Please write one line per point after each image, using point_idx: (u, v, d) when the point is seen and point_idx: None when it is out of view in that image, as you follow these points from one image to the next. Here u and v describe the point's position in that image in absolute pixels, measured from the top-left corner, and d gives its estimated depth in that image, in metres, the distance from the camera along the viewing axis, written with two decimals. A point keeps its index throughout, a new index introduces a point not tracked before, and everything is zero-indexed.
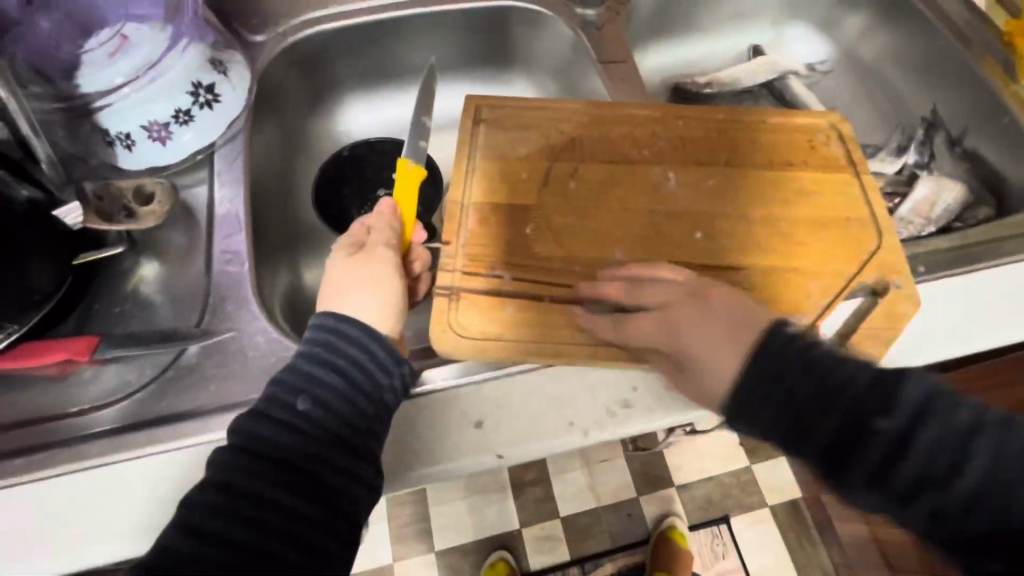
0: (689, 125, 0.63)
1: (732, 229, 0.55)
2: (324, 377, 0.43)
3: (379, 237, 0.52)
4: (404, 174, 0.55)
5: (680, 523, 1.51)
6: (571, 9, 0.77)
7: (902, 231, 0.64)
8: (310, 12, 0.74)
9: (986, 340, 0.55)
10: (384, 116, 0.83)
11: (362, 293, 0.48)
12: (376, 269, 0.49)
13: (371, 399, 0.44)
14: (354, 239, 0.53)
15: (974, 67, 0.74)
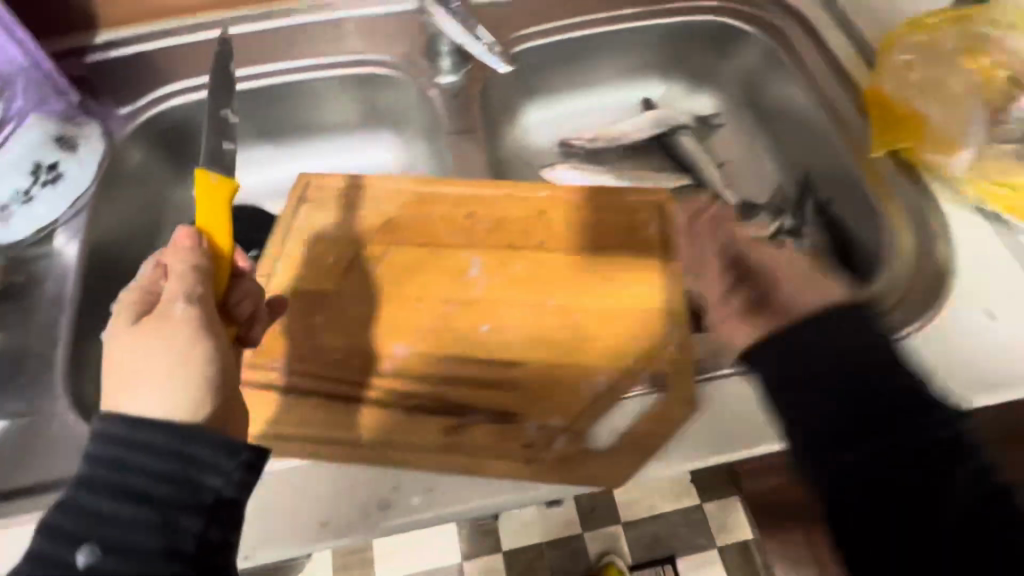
0: (511, 204, 0.63)
1: (521, 321, 0.55)
2: (137, 476, 0.37)
3: (143, 287, 0.44)
4: (205, 190, 0.49)
5: (620, 561, 1.45)
6: (432, 76, 0.78)
7: None
8: (173, 83, 0.76)
9: None
10: (262, 176, 0.85)
11: (161, 368, 0.40)
12: (178, 338, 0.41)
13: (191, 511, 0.38)
14: (147, 295, 0.44)
15: (833, 132, 0.72)
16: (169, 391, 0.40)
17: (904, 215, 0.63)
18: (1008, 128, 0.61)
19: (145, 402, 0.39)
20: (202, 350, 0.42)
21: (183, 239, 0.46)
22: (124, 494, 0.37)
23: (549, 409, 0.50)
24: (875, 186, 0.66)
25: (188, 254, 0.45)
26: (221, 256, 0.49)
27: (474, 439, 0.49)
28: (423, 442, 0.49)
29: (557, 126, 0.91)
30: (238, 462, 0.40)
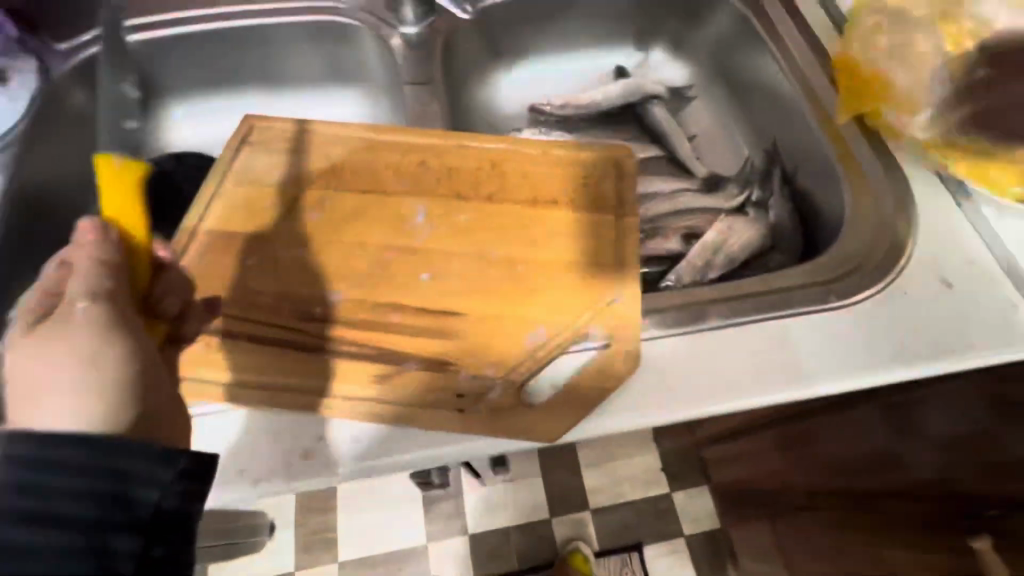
0: (464, 154, 0.60)
1: (465, 270, 0.52)
2: (58, 497, 0.32)
3: (80, 284, 0.37)
4: (106, 176, 0.42)
5: (586, 548, 1.40)
6: (393, 28, 0.75)
7: (686, 275, 0.63)
8: (117, 22, 0.72)
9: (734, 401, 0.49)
10: (215, 126, 0.82)
11: (60, 372, 0.34)
12: (64, 343, 0.35)
13: (85, 539, 0.32)
14: (44, 300, 0.37)
15: (800, 100, 0.70)
16: (79, 398, 0.34)
17: (864, 181, 0.62)
18: (973, 98, 0.60)
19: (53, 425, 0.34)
20: (110, 351, 0.35)
21: (87, 235, 0.38)
22: (50, 523, 0.31)
23: (488, 360, 0.48)
24: (840, 154, 0.64)
25: (90, 248, 0.38)
26: (139, 246, 0.41)
27: (405, 386, 0.47)
28: (351, 389, 0.46)
29: (525, 90, 0.88)
30: (176, 471, 0.35)
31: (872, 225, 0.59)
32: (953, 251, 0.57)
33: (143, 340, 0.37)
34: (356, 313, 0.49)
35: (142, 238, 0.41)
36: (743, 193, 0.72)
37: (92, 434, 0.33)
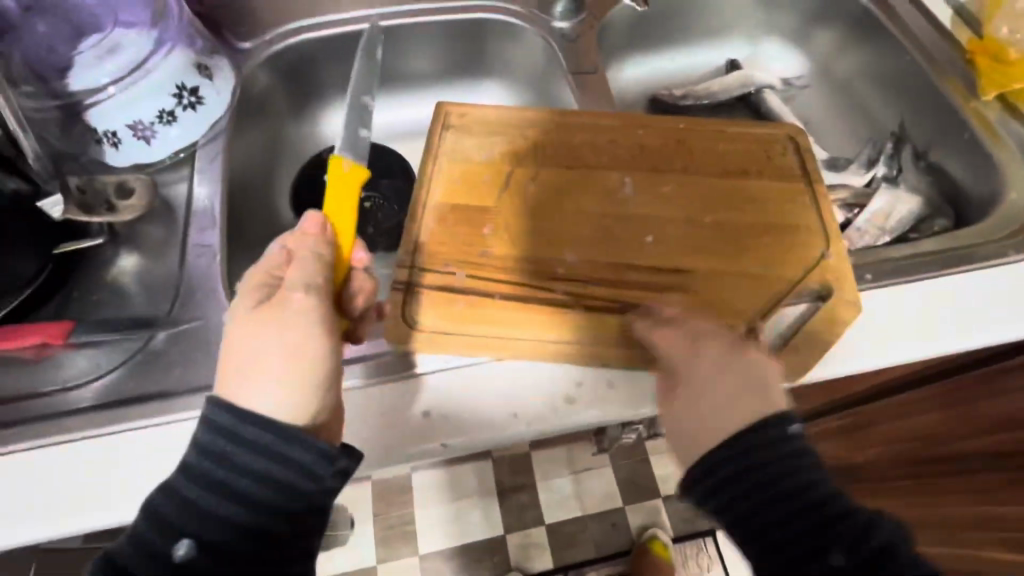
0: (652, 133, 0.65)
1: (683, 234, 0.57)
2: (245, 474, 0.39)
3: (298, 274, 0.44)
4: (338, 175, 0.52)
5: (663, 534, 1.35)
6: (549, 21, 0.80)
7: (860, 241, 0.66)
8: (297, 21, 0.77)
9: (936, 346, 0.55)
10: (372, 122, 0.86)
11: (273, 366, 0.41)
12: (292, 333, 0.42)
13: (223, 495, 0.39)
14: (271, 277, 0.45)
15: (937, 82, 0.76)
16: (292, 387, 0.41)
17: (1007, 151, 0.69)
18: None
19: (265, 401, 0.41)
20: (317, 348, 0.42)
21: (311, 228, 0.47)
22: (221, 491, 0.39)
23: (722, 312, 0.53)
24: (983, 129, 0.71)
25: (311, 241, 0.46)
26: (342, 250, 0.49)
27: (653, 336, 0.51)
28: (607, 339, 0.51)
29: (645, 83, 0.94)
30: (335, 470, 0.41)
31: None
32: None
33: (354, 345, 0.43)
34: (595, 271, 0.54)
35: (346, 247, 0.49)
36: (869, 171, 0.78)
37: (289, 426, 0.40)
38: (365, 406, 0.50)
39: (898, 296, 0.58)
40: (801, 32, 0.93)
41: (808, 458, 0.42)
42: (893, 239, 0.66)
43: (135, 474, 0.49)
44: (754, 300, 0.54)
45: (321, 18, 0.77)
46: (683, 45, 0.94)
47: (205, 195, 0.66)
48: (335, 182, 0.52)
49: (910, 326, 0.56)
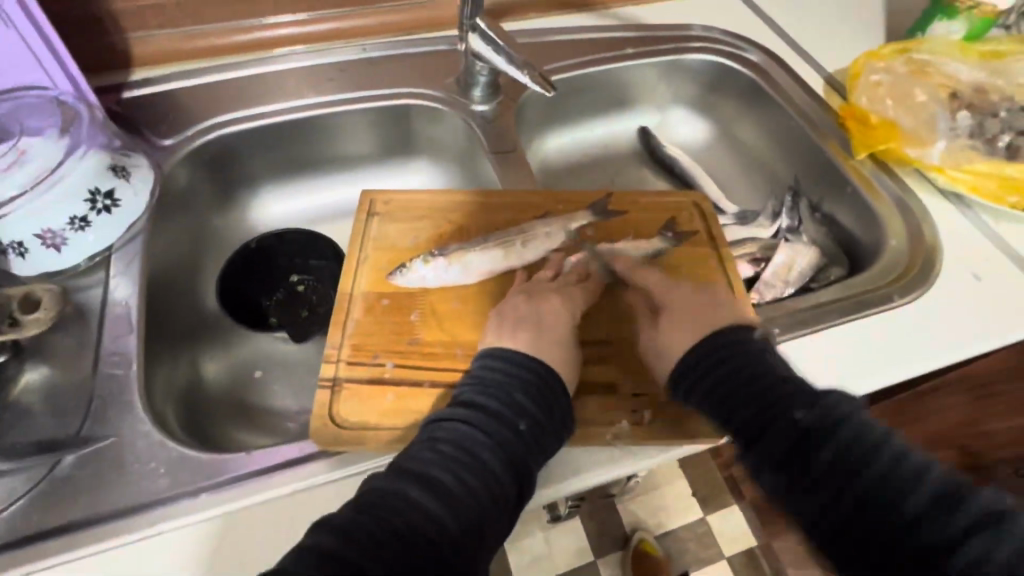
0: (569, 208, 0.69)
1: (606, 309, 0.62)
2: (442, 444, 0.45)
3: (695, 227, 0.69)
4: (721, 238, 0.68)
5: (648, 535, 1.52)
6: (466, 105, 0.85)
7: (769, 295, 0.74)
8: (215, 117, 0.79)
9: (849, 379, 0.60)
10: (320, 200, 0.90)
11: (711, 249, 0.67)
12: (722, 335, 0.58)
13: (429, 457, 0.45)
14: (675, 222, 0.69)
15: (816, 141, 0.84)
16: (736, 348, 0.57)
17: (883, 200, 0.76)
18: (958, 129, 0.76)
19: (707, 260, 0.66)
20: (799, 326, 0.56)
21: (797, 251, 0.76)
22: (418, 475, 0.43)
23: (641, 378, 0.57)
24: (862, 185, 0.78)
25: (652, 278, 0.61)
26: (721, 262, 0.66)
27: (583, 407, 0.54)
28: None
29: (566, 153, 0.98)
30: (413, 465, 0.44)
31: (905, 239, 0.72)
32: (978, 253, 0.70)
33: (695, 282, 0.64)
34: None
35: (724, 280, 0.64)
36: (773, 223, 0.83)
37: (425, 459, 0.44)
38: (247, 520, 0.49)
39: (819, 343, 0.63)
40: (701, 98, 0.99)
41: (448, 423, 0.47)
42: (797, 291, 0.74)
43: None
44: None
45: (248, 111, 0.80)
46: (591, 117, 0.98)
47: (123, 298, 0.63)
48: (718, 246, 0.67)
49: (821, 372, 0.61)
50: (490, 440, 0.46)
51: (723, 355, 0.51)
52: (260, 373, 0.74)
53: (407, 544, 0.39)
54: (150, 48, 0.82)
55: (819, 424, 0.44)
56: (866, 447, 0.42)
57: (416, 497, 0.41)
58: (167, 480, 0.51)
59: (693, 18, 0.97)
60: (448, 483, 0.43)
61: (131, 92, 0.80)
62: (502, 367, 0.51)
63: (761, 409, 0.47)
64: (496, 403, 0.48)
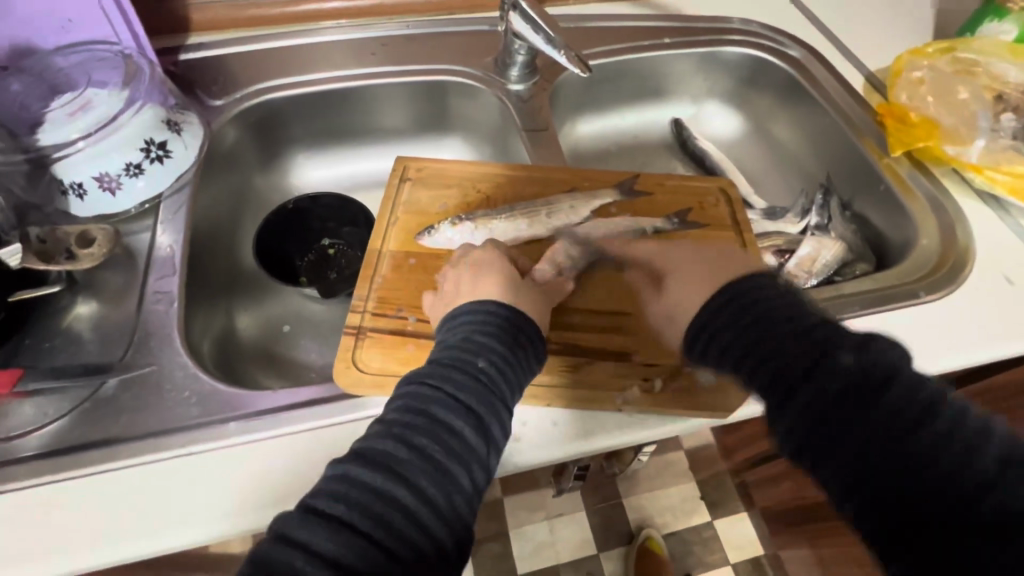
0: (595, 185, 0.70)
1: (626, 282, 0.63)
2: (392, 413, 0.44)
3: (722, 213, 0.69)
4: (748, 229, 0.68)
5: (654, 533, 1.52)
6: (502, 84, 0.87)
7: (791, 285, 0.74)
8: (263, 82, 0.83)
9: None
10: (356, 170, 0.93)
11: (735, 234, 0.67)
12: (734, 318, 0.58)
13: (382, 427, 0.43)
14: (701, 206, 0.70)
15: (851, 138, 0.83)
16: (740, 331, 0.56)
17: (915, 198, 0.75)
18: (1000, 131, 0.75)
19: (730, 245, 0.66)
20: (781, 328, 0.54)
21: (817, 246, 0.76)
22: (364, 451, 0.41)
23: (654, 350, 0.58)
24: (895, 182, 0.77)
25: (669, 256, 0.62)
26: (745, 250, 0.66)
27: (594, 373, 0.56)
28: (552, 379, 0.55)
29: (597, 139, 0.99)
30: (365, 438, 0.43)
31: (937, 239, 0.71)
32: (1012, 256, 0.69)
33: None
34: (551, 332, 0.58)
35: None
36: (802, 219, 0.83)
37: (376, 431, 0.43)
38: (270, 451, 0.52)
39: None
40: (736, 92, 0.99)
41: (399, 394, 0.46)
42: (819, 283, 0.74)
43: (100, 496, 0.49)
44: (679, 346, 0.58)
45: (293, 78, 0.84)
46: (624, 106, 0.99)
47: (168, 243, 0.67)
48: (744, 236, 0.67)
49: None
50: (448, 399, 0.45)
51: (760, 295, 0.50)
52: (288, 328, 0.77)
53: (360, 535, 0.37)
54: (207, 14, 0.86)
55: (861, 369, 0.42)
56: (902, 393, 0.40)
57: (361, 475, 0.40)
58: (199, 409, 0.54)
59: (734, 11, 0.97)
60: (396, 451, 0.41)
61: (187, 55, 0.85)
62: (466, 321, 0.51)
63: (809, 348, 0.45)
64: (461, 352, 0.48)
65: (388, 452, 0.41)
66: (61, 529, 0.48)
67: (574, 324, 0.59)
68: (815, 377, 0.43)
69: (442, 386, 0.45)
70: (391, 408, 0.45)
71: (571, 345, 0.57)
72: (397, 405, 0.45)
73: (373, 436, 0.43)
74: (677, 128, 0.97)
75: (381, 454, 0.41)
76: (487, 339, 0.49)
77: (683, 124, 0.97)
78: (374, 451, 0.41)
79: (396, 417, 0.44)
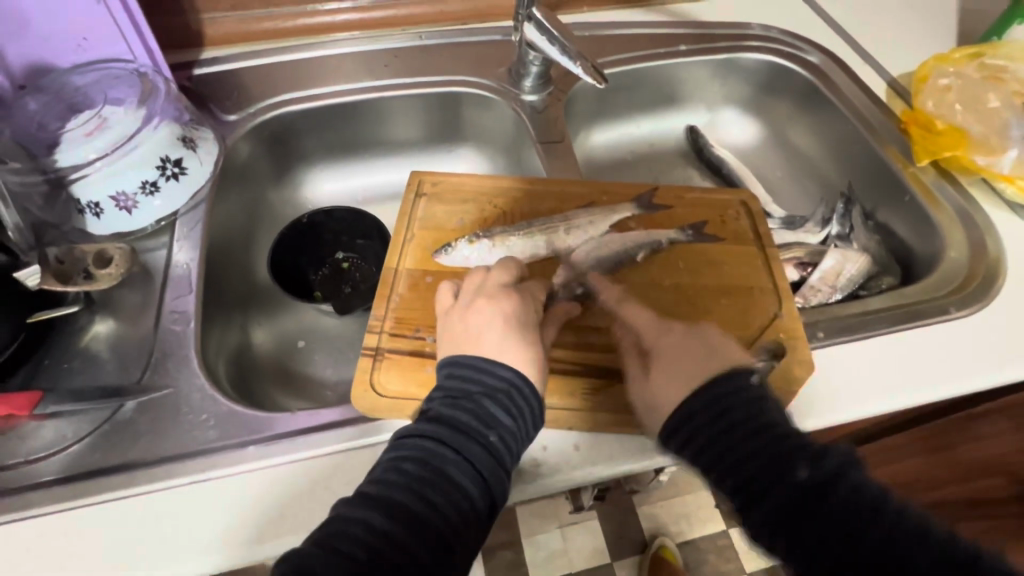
0: (613, 200, 0.69)
1: (647, 299, 0.61)
2: (407, 463, 0.45)
3: (744, 227, 0.68)
4: (770, 242, 0.66)
5: (669, 542, 1.50)
6: (516, 94, 0.86)
7: (814, 299, 0.72)
8: (276, 97, 0.83)
9: (894, 390, 0.59)
10: (368, 182, 0.93)
11: (757, 248, 0.66)
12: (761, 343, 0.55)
13: (393, 477, 0.44)
14: (722, 219, 0.68)
15: (874, 146, 0.81)
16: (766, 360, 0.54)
17: (943, 208, 0.73)
18: None
19: (752, 260, 0.65)
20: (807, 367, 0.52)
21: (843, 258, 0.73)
22: (377, 500, 0.43)
23: None
24: (921, 192, 0.75)
25: None
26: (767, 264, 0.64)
27: (615, 395, 0.55)
28: (573, 401, 0.54)
29: (612, 148, 0.98)
30: (377, 487, 0.44)
31: (966, 251, 0.69)
32: None
33: (738, 280, 0.63)
34: (571, 352, 0.57)
35: (770, 283, 0.63)
36: (823, 229, 0.81)
37: (389, 481, 0.44)
38: (287, 476, 0.51)
39: (864, 348, 0.61)
40: (753, 99, 0.98)
41: (413, 441, 0.46)
42: (844, 296, 0.72)
43: (118, 522, 0.49)
44: None
45: (307, 92, 0.84)
46: (639, 114, 0.98)
47: (184, 261, 0.67)
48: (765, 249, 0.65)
49: (865, 380, 0.59)
50: (459, 459, 0.45)
51: (734, 397, 0.48)
52: (303, 343, 0.77)
53: (376, 572, 0.40)
54: (221, 28, 0.86)
55: (820, 480, 0.43)
56: (870, 493, 0.42)
57: (375, 523, 0.41)
58: (217, 432, 0.54)
59: (751, 17, 0.95)
60: (408, 507, 0.42)
61: (202, 70, 0.85)
62: (481, 373, 0.50)
63: (774, 458, 0.45)
64: (468, 415, 0.47)
65: (399, 508, 0.42)
66: (80, 555, 0.48)
67: (594, 343, 0.58)
68: (778, 488, 0.44)
69: (454, 444, 0.46)
70: (405, 457, 0.45)
71: (591, 365, 0.56)
72: (412, 456, 0.45)
73: (386, 485, 0.43)
74: (693, 136, 0.96)
75: (392, 508, 0.42)
76: (501, 397, 0.49)
77: (699, 132, 0.96)
78: (386, 503, 0.42)
79: (410, 470, 0.44)
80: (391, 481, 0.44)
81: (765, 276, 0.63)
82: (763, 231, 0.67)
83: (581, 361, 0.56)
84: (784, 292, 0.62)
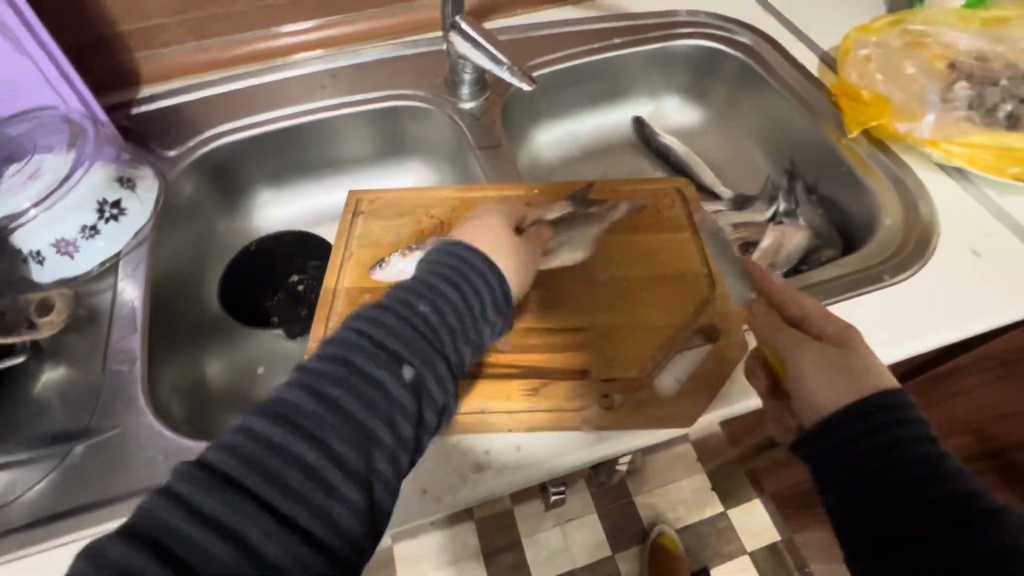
0: (548, 200, 0.70)
1: (583, 294, 0.62)
2: (328, 436, 0.42)
3: (678, 214, 0.68)
4: (703, 227, 0.67)
5: (669, 529, 1.50)
6: (453, 103, 0.87)
7: None
8: (214, 128, 0.83)
9: None
10: (319, 202, 0.94)
11: (691, 233, 0.67)
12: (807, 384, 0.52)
13: (312, 449, 0.42)
14: (657, 209, 0.69)
15: (809, 121, 0.82)
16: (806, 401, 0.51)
17: (876, 175, 0.74)
18: (955, 101, 0.74)
19: (688, 247, 0.66)
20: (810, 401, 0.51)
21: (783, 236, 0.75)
22: (300, 477, 0.41)
23: (613, 361, 0.57)
24: (855, 162, 0.76)
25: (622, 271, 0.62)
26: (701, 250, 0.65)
27: (555, 393, 0.55)
28: (513, 404, 0.55)
29: (560, 146, 0.99)
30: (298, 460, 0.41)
31: (900, 217, 0.70)
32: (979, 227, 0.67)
33: (674, 268, 0.64)
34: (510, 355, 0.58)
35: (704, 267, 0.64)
36: (770, 207, 0.81)
37: (309, 452, 0.42)
38: None
39: None
40: (693, 85, 0.98)
41: (329, 408, 0.43)
42: (786, 273, 0.73)
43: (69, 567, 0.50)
44: (642, 354, 0.58)
45: (245, 120, 0.84)
46: (581, 111, 0.98)
47: (130, 300, 0.68)
48: (698, 235, 0.66)
49: None
50: (386, 424, 0.44)
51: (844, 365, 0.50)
52: (262, 369, 0.77)
53: None
54: (156, 66, 0.87)
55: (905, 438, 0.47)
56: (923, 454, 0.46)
57: (301, 500, 0.40)
58: (165, 466, 0.55)
59: (681, 4, 0.96)
60: (337, 481, 0.41)
61: (140, 108, 0.86)
62: (401, 333, 0.48)
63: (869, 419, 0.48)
64: (391, 381, 0.46)
65: (324, 481, 0.41)
66: None
67: (532, 343, 0.59)
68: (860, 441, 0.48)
69: (379, 412, 0.44)
70: (323, 428, 0.42)
71: (530, 365, 0.57)
72: (330, 427, 0.43)
73: (306, 458, 0.41)
74: (638, 127, 0.97)
75: (318, 483, 0.41)
76: (426, 363, 0.48)
77: (643, 122, 0.97)
78: (312, 477, 0.41)
79: (332, 443, 0.42)
80: (310, 457, 0.41)
81: (700, 261, 0.64)
82: (695, 217, 0.68)
83: (520, 363, 0.57)
84: (718, 275, 0.63)
